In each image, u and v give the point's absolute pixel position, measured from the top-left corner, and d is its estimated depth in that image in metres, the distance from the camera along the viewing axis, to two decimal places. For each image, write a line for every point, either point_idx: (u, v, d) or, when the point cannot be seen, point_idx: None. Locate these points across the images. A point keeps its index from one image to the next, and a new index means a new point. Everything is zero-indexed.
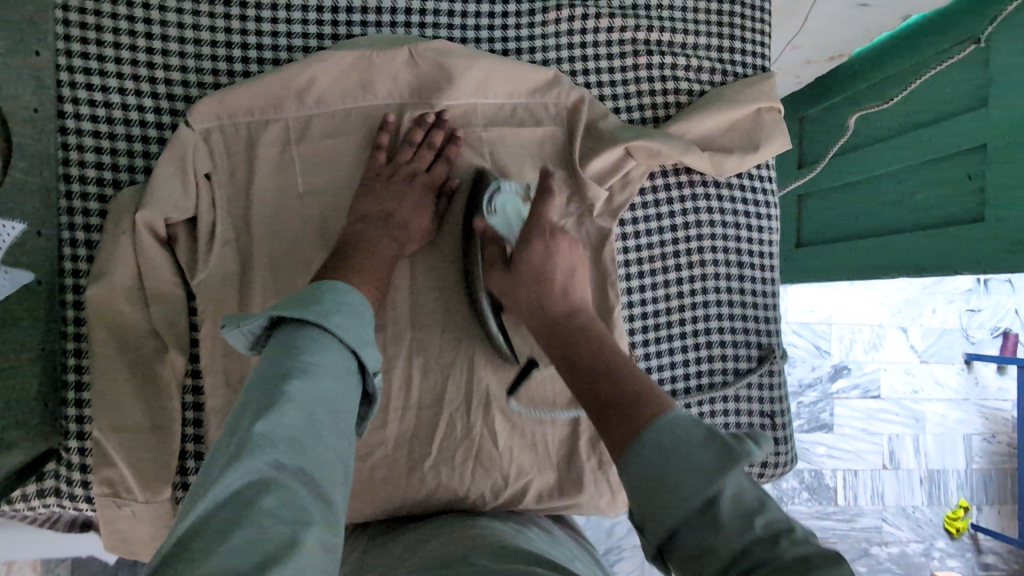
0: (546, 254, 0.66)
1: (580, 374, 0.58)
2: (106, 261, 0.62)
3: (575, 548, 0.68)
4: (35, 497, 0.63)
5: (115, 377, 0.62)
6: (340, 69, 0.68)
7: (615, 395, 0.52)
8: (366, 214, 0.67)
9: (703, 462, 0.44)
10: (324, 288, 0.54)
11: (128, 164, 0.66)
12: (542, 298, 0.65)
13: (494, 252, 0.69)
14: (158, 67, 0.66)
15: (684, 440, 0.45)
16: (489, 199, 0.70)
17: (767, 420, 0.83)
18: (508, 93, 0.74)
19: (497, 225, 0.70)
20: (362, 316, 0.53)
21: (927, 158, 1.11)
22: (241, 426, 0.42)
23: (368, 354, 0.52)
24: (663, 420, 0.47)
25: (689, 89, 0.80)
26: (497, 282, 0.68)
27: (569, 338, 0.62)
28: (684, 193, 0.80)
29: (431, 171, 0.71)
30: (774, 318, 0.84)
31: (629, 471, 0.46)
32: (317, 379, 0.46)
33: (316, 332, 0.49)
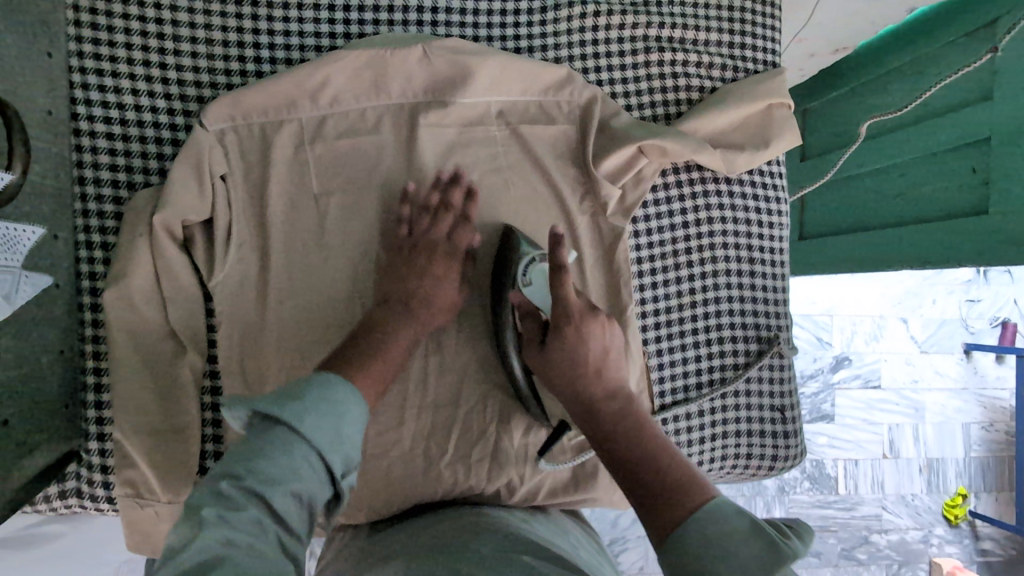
0: (579, 342, 0.65)
1: (620, 462, 0.60)
2: (124, 263, 0.62)
3: (579, 539, 0.69)
4: (56, 499, 0.64)
5: (135, 378, 0.62)
6: (354, 69, 0.68)
7: (658, 498, 0.54)
8: (387, 294, 0.67)
9: (749, 556, 0.46)
10: (308, 382, 0.53)
11: (142, 166, 0.66)
12: (575, 385, 0.66)
13: (532, 328, 0.70)
14: (170, 68, 0.66)
15: (716, 549, 0.47)
16: (522, 271, 0.67)
17: (777, 413, 0.84)
18: (521, 91, 0.74)
19: (532, 295, 0.68)
20: (339, 416, 0.52)
21: (931, 151, 1.11)
22: (198, 505, 0.43)
23: (336, 459, 0.50)
24: (704, 516, 0.50)
25: (701, 86, 0.80)
26: (534, 358, 0.69)
27: (607, 430, 0.63)
28: (695, 190, 0.80)
29: (451, 237, 0.71)
30: (784, 313, 0.85)
31: (674, 550, 0.49)
32: (277, 487, 0.45)
33: (288, 433, 0.48)
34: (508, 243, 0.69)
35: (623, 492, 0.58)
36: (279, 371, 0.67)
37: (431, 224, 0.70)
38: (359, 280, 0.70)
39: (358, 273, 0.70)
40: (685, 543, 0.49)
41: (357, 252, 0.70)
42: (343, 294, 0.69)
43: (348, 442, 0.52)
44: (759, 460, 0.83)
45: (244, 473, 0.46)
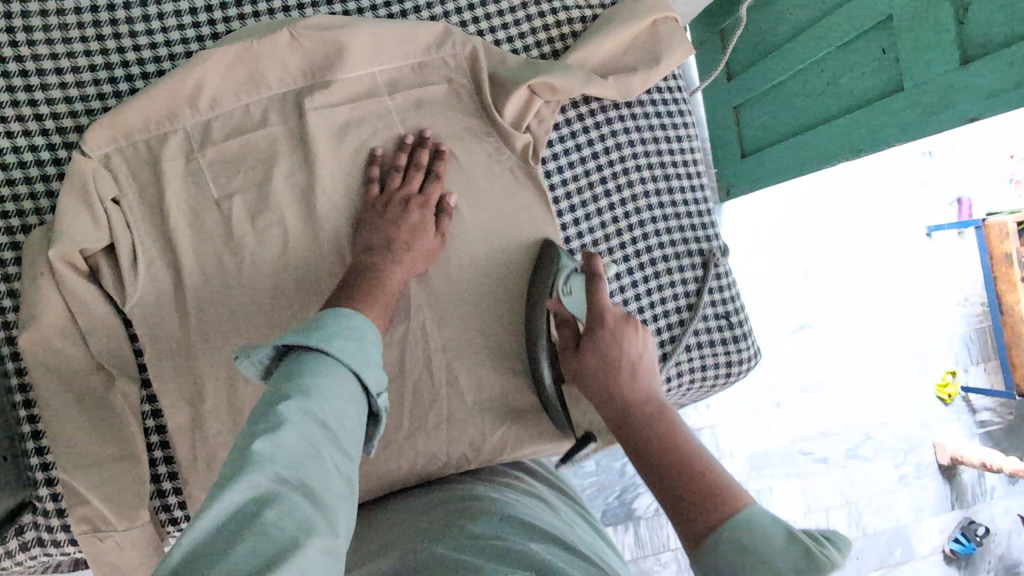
0: (614, 339, 0.68)
1: (646, 451, 0.60)
2: (32, 305, 0.61)
3: (566, 508, 0.69)
4: (19, 550, 0.64)
5: (70, 415, 0.62)
6: (227, 67, 0.67)
7: (682, 489, 0.54)
8: (370, 244, 0.68)
9: (784, 566, 0.46)
10: (329, 314, 0.54)
11: (34, 206, 0.65)
12: (611, 386, 0.66)
13: (568, 334, 0.73)
14: (39, 102, 0.65)
15: (749, 538, 0.48)
16: (563, 281, 0.73)
17: (725, 321, 0.84)
18: (402, 56, 0.73)
19: (571, 304, 0.73)
20: (365, 343, 0.53)
21: (836, 44, 1.12)
22: (247, 437, 0.42)
23: (370, 375, 0.51)
24: (740, 518, 0.49)
25: (582, 16, 0.80)
26: (569, 364, 0.71)
27: (631, 414, 0.64)
28: (598, 120, 0.80)
29: (422, 191, 0.72)
30: (711, 224, 0.86)
31: (707, 561, 0.49)
32: (326, 405, 0.46)
33: (318, 357, 0.49)
34: (542, 256, 0.74)
35: (646, 477, 0.59)
36: (215, 379, 0.67)
37: (400, 183, 0.71)
38: (280, 274, 0.70)
39: (277, 268, 0.70)
40: (727, 533, 0.49)
41: (271, 248, 0.70)
42: (267, 292, 0.69)
43: (375, 362, 0.53)
44: (716, 369, 0.84)
45: (291, 392, 0.46)
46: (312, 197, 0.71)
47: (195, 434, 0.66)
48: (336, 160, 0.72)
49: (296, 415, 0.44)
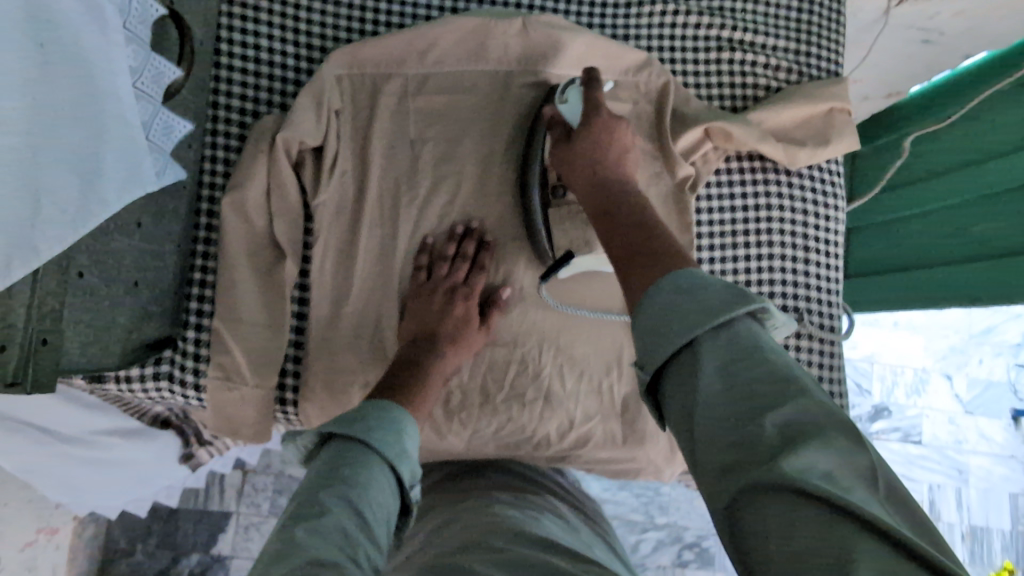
0: (606, 131, 0.68)
1: (619, 242, 0.56)
2: (244, 173, 0.70)
3: (591, 535, 0.67)
4: (150, 379, 0.68)
5: (239, 273, 0.69)
6: (460, 35, 0.77)
7: (652, 259, 0.51)
8: (414, 336, 0.72)
9: (719, 297, 0.43)
10: (372, 407, 0.61)
11: (267, 99, 0.76)
12: (597, 171, 0.67)
13: (558, 134, 0.72)
14: (302, 19, 0.76)
15: (690, 283, 0.45)
16: (561, 92, 0.73)
17: (827, 398, 0.84)
18: (603, 71, 0.81)
19: (566, 112, 0.72)
20: (402, 435, 0.59)
21: (986, 189, 1.10)
22: (293, 524, 0.48)
23: (405, 470, 0.57)
24: (692, 275, 0.46)
25: (767, 85, 0.87)
26: (560, 156, 0.71)
27: (612, 199, 0.63)
28: (757, 178, 0.85)
29: (467, 282, 0.75)
30: (839, 304, 0.87)
31: (651, 310, 0.45)
32: (365, 493, 0.52)
33: (359, 449, 0.56)
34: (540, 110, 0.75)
35: (609, 255, 0.56)
36: (359, 290, 0.74)
37: (448, 271, 0.75)
38: (443, 219, 0.78)
39: (443, 214, 0.78)
40: (665, 286, 0.46)
41: (443, 195, 0.77)
42: (427, 231, 0.77)
43: (412, 455, 0.59)
44: None
45: (333, 482, 0.52)
46: (491, 164, 0.78)
47: (331, 330, 0.73)
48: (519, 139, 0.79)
49: (335, 496, 0.51)
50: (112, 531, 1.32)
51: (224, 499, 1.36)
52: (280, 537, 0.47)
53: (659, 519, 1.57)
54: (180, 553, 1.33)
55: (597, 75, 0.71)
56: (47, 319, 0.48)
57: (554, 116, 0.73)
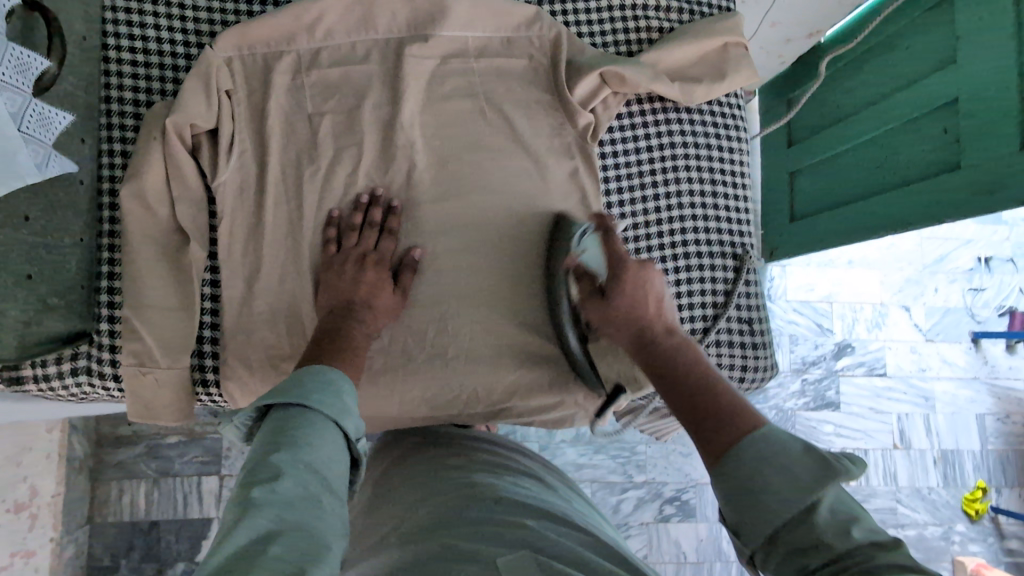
0: (638, 284, 0.74)
1: (680, 404, 0.62)
2: (139, 162, 0.71)
3: (565, 486, 0.73)
4: (68, 375, 0.69)
5: (143, 261, 0.70)
6: (346, 6, 0.78)
7: (716, 421, 0.57)
8: (331, 307, 0.73)
9: (803, 474, 0.48)
10: (305, 372, 0.60)
11: (160, 88, 0.76)
12: (642, 324, 0.72)
13: (587, 286, 0.78)
14: (187, 7, 0.77)
15: (773, 451, 0.50)
16: (578, 238, 0.78)
17: (747, 326, 0.86)
18: (494, 29, 0.83)
19: (589, 260, 0.78)
20: (341, 393, 0.59)
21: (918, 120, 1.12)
22: (247, 487, 0.48)
23: (350, 424, 0.58)
24: (764, 434, 0.52)
25: (660, 27, 0.88)
26: (595, 313, 0.77)
27: (664, 362, 0.68)
28: (658, 118, 0.86)
29: (377, 249, 0.77)
30: (749, 233, 0.89)
31: (730, 474, 0.52)
32: (314, 450, 0.52)
33: (302, 414, 0.55)
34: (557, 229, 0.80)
35: (674, 412, 0.62)
36: (272, 267, 0.75)
37: (358, 239, 0.76)
38: (350, 190, 0.79)
39: (349, 185, 0.79)
40: (739, 452, 0.52)
41: (347, 167, 0.79)
42: (333, 203, 0.78)
43: (351, 409, 0.60)
44: (730, 371, 0.85)
45: (281, 445, 0.52)
46: (393, 132, 0.80)
47: (247, 306, 0.74)
48: (419, 105, 0.81)
49: (292, 457, 0.51)
50: (93, 550, 1.33)
51: (203, 507, 1.37)
52: (238, 497, 0.48)
53: (638, 478, 1.59)
54: (164, 563, 1.34)
55: (610, 220, 0.78)
56: None
57: (577, 269, 0.78)
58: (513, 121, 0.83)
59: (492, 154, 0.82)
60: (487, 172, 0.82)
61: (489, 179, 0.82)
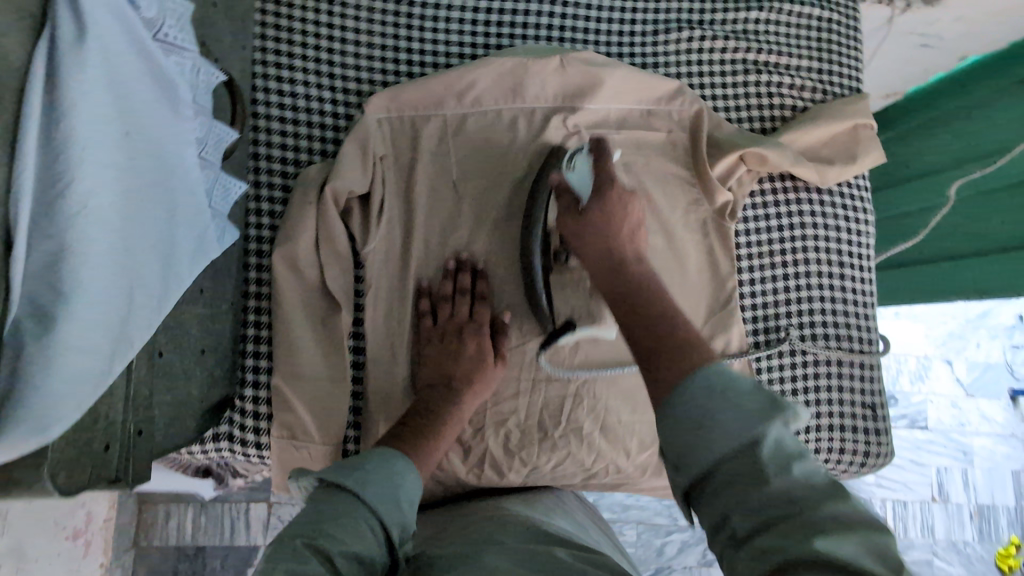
0: (618, 206, 0.66)
1: (639, 331, 0.54)
2: (295, 226, 0.70)
3: (596, 532, 0.70)
4: (211, 441, 0.69)
5: (295, 329, 0.70)
6: (499, 74, 0.77)
7: (670, 335, 0.52)
8: (430, 381, 0.70)
9: (749, 401, 0.43)
10: (368, 455, 0.56)
11: (306, 147, 0.75)
12: (611, 247, 0.64)
13: (566, 202, 0.70)
14: (337, 65, 0.76)
15: (720, 411, 0.43)
16: (569, 158, 0.71)
17: (870, 411, 0.86)
18: (636, 100, 0.82)
19: (574, 180, 0.69)
20: (398, 484, 0.54)
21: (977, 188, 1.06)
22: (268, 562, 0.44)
23: (397, 521, 0.51)
24: (719, 371, 0.46)
25: (793, 105, 0.88)
26: (567, 228, 0.68)
27: (631, 284, 0.61)
28: (790, 198, 0.86)
29: (472, 316, 0.74)
30: (873, 315, 0.89)
31: (676, 412, 0.45)
32: (351, 544, 0.47)
33: (349, 500, 0.50)
34: (531, 214, 0.72)
35: (630, 347, 0.54)
36: (415, 336, 0.75)
37: (452, 309, 0.73)
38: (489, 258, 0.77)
39: (489, 253, 0.77)
40: (693, 382, 0.46)
41: (488, 235, 0.77)
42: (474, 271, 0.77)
43: (406, 512, 0.53)
44: (852, 456, 0.85)
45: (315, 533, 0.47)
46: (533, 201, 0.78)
47: (392, 373, 0.73)
48: None
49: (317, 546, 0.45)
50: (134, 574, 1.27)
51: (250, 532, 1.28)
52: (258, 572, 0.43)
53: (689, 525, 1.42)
54: None
55: (607, 146, 0.67)
56: (141, 411, 0.50)
57: (559, 185, 0.70)
58: (651, 193, 0.82)
59: None
60: None
61: None
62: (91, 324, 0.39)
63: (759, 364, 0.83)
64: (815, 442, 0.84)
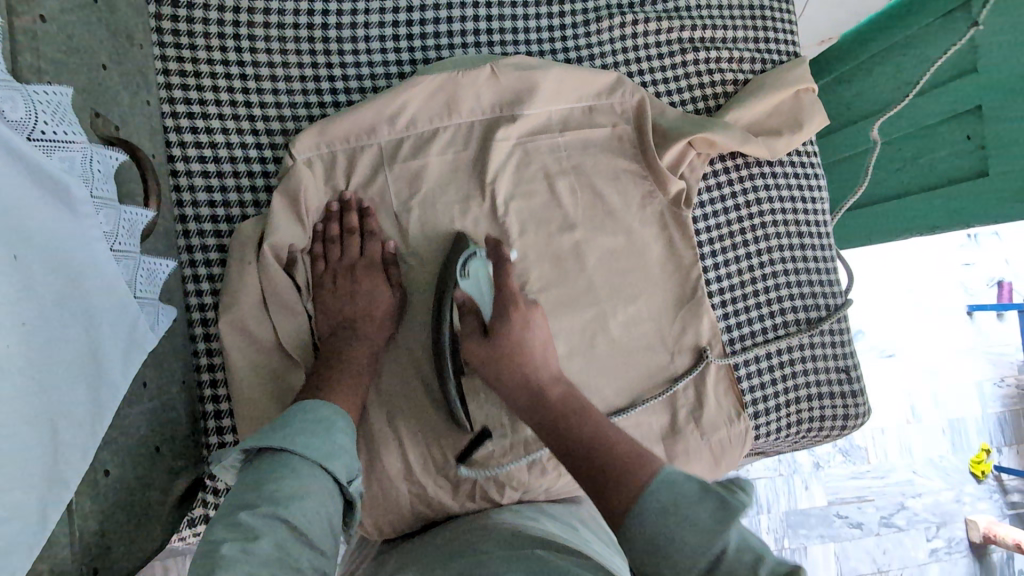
0: (524, 324, 0.66)
1: (580, 468, 0.55)
2: (236, 289, 0.66)
3: (585, 526, 0.69)
4: (187, 525, 0.67)
5: (255, 396, 0.67)
6: (429, 92, 0.73)
7: (609, 478, 0.52)
8: (333, 328, 0.68)
9: (702, 518, 0.46)
10: (294, 411, 0.55)
11: (237, 200, 0.71)
12: (530, 385, 0.64)
13: (472, 323, 0.68)
14: (254, 105, 0.71)
15: (679, 526, 0.46)
16: (461, 264, 0.67)
17: (844, 374, 0.88)
18: (577, 98, 0.79)
19: (468, 288, 0.67)
20: (332, 431, 0.54)
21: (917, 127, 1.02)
22: (217, 544, 0.43)
23: (342, 466, 0.52)
24: (666, 479, 0.49)
25: (735, 79, 0.86)
26: (477, 353, 0.66)
27: (557, 426, 0.60)
28: (742, 174, 0.85)
29: (364, 254, 0.70)
30: (836, 277, 0.90)
31: (636, 545, 0.47)
32: (297, 504, 0.47)
33: (284, 458, 0.50)
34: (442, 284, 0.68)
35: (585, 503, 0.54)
36: (386, 382, 0.71)
37: (341, 251, 0.70)
38: None
39: None
40: (644, 508, 0.48)
41: None
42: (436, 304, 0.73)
43: (347, 450, 0.54)
44: (833, 419, 0.87)
45: (258, 500, 0.46)
46: (487, 220, 0.75)
47: (366, 422, 0.70)
48: (506, 188, 0.76)
49: (263, 513, 0.45)
50: None
51: None
52: (205, 553, 0.42)
53: None
54: None
55: (505, 253, 0.68)
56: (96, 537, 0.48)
57: (464, 303, 0.68)
58: (604, 191, 0.79)
59: (589, 227, 0.78)
60: (589, 247, 0.78)
61: (592, 254, 0.78)
62: (5, 489, 0.35)
63: (734, 348, 0.83)
64: (796, 413, 0.85)
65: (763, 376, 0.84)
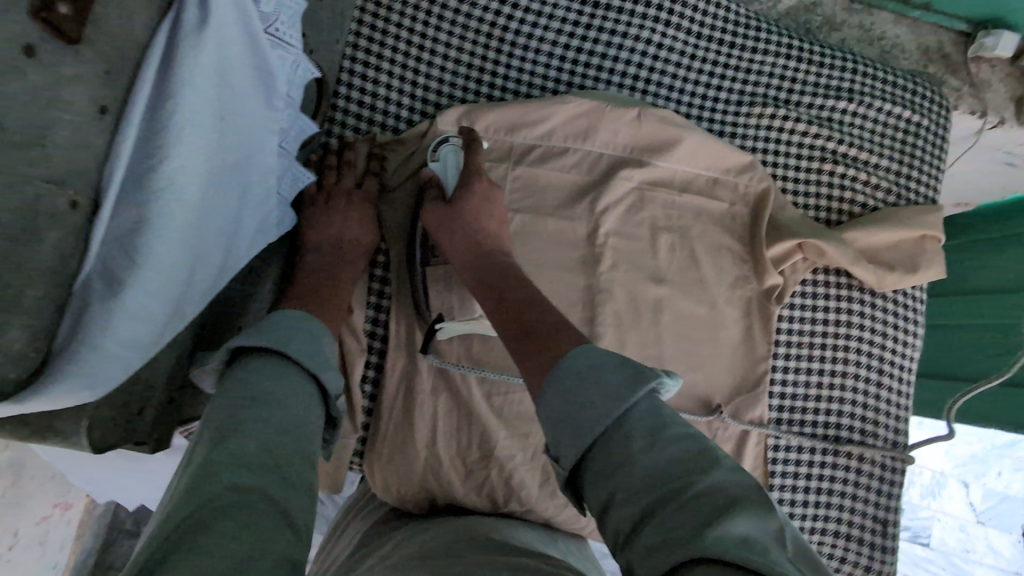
0: (480, 199, 0.68)
1: (510, 307, 0.58)
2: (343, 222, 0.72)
3: (570, 549, 0.69)
4: None
5: None
6: (575, 114, 0.78)
7: (534, 328, 0.53)
8: (320, 246, 0.69)
9: (612, 380, 0.45)
10: (282, 320, 0.57)
11: None
12: (474, 244, 0.67)
13: (433, 196, 0.71)
14: (421, 74, 0.78)
15: (579, 391, 0.45)
16: (433, 147, 0.72)
17: (880, 527, 0.83)
18: (707, 167, 0.82)
19: (436, 169, 0.72)
20: (319, 341, 0.57)
21: None
22: (199, 453, 0.44)
23: (328, 377, 0.55)
24: (581, 352, 0.48)
25: (863, 202, 0.87)
26: (434, 219, 0.69)
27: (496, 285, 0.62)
28: (841, 293, 0.85)
29: (361, 186, 0.73)
30: (903, 426, 0.86)
31: (545, 397, 0.47)
32: (280, 405, 0.49)
33: (273, 359, 0.53)
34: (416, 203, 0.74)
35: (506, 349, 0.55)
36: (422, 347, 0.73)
37: (337, 178, 0.72)
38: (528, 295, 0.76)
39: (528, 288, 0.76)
40: (560, 370, 0.47)
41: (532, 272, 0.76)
42: None
43: (330, 364, 0.56)
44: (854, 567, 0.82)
45: (246, 402, 0.48)
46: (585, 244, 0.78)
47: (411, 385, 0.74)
48: (613, 222, 0.79)
49: (249, 418, 0.47)
50: None
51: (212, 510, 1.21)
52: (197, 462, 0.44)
53: None
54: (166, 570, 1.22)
55: (474, 134, 0.72)
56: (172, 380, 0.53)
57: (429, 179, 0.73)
58: (701, 258, 0.81)
59: (677, 285, 0.80)
60: (671, 305, 0.79)
61: (670, 311, 0.79)
62: (156, 300, 0.41)
63: (776, 454, 0.81)
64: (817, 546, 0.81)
65: (797, 494, 0.81)
